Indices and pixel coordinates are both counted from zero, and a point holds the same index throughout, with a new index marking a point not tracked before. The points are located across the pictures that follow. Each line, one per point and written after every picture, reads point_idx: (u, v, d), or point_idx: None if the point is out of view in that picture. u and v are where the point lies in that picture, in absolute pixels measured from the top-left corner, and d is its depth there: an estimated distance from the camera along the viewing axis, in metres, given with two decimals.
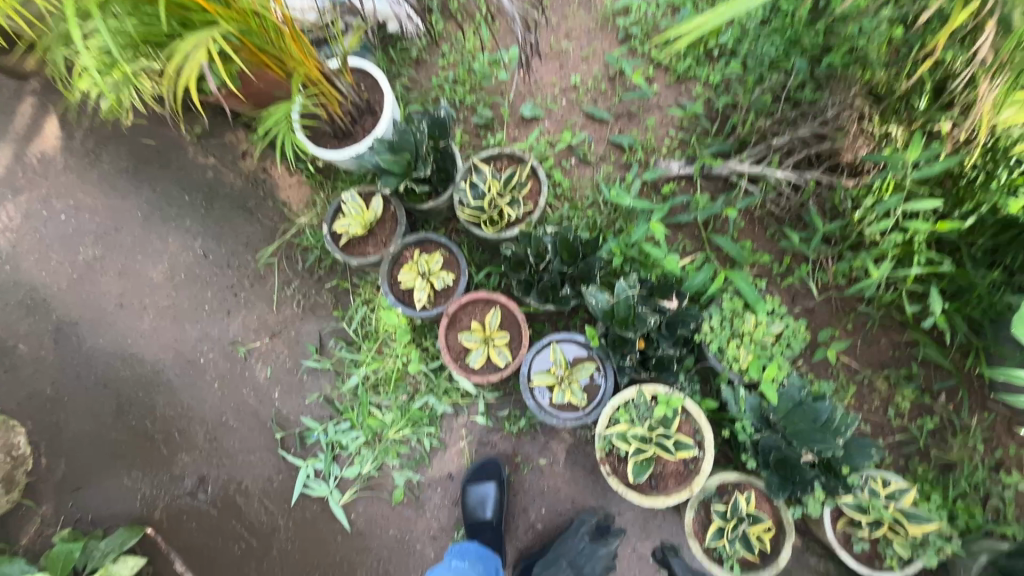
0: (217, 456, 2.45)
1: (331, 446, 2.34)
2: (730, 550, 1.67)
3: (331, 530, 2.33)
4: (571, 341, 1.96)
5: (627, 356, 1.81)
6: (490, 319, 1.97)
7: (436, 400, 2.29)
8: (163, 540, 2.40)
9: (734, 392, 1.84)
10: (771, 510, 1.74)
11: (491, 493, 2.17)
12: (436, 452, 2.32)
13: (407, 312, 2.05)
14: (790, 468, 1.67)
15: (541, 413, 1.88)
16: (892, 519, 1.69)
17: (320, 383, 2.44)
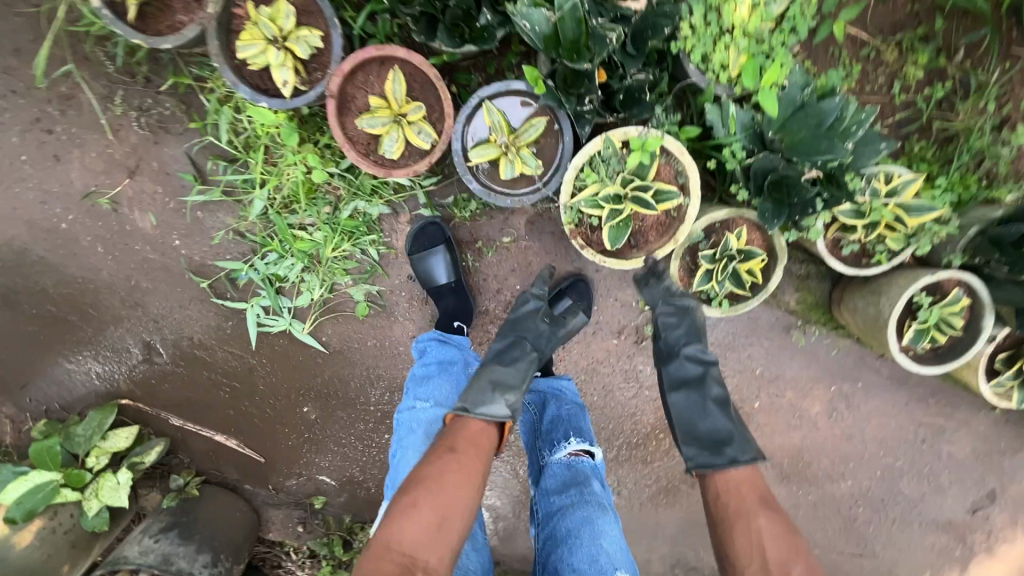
0: (151, 321, 2.17)
1: (269, 282, 2.04)
2: (720, 290, 1.57)
3: (309, 356, 2.23)
4: (506, 94, 1.46)
5: (587, 100, 1.35)
6: (393, 88, 1.41)
7: (367, 203, 1.88)
8: (145, 405, 2.32)
9: (723, 109, 1.46)
10: (763, 240, 1.55)
11: (442, 255, 1.94)
12: (388, 258, 2.04)
13: (271, 105, 1.40)
14: (787, 189, 1.44)
15: (490, 198, 1.48)
16: (892, 218, 1.52)
17: (220, 217, 1.98)
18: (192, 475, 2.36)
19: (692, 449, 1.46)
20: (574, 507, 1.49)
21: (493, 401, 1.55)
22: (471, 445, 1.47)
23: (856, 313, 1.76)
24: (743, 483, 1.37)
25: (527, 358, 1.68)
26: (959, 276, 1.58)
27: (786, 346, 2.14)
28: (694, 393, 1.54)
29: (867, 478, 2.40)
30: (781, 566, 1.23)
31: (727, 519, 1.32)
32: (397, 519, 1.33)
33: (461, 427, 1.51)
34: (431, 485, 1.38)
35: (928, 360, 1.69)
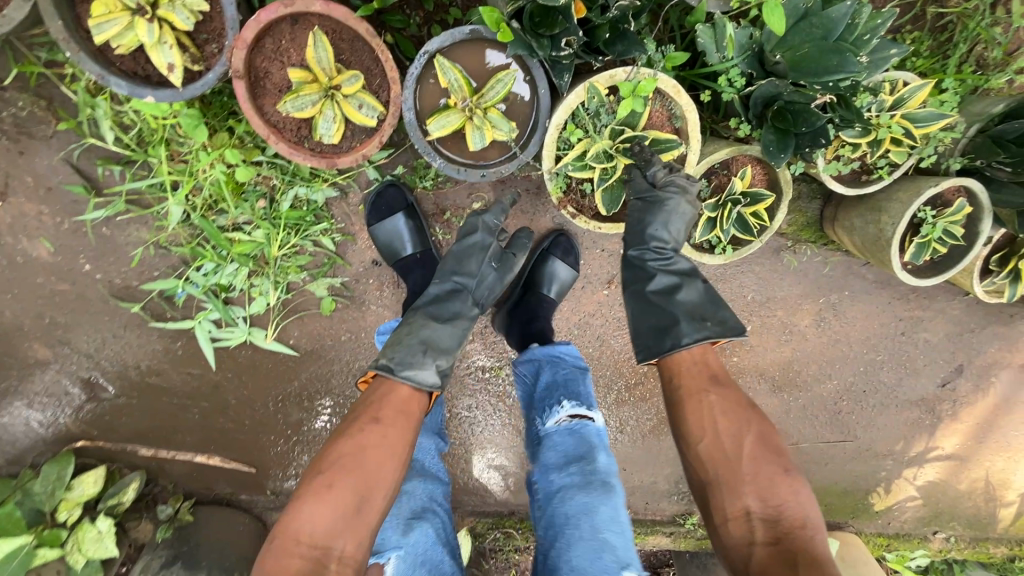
0: (85, 357, 1.89)
1: (213, 294, 1.76)
2: (723, 238, 1.43)
3: (278, 362, 2.00)
4: (460, 43, 1.17)
5: (564, 42, 1.09)
6: (316, 54, 1.09)
7: (309, 188, 1.60)
8: (105, 442, 2.06)
9: (717, 29, 1.24)
10: (765, 173, 1.43)
11: (405, 224, 1.68)
12: (346, 246, 1.78)
13: (159, 100, 1.08)
14: (792, 118, 1.27)
15: (461, 175, 1.25)
16: (901, 132, 1.40)
17: (134, 229, 1.67)
18: (180, 500, 2.10)
19: (636, 341, 1.32)
20: (580, 488, 1.41)
21: (423, 365, 1.35)
22: (398, 415, 1.26)
23: (853, 232, 1.70)
24: (692, 365, 1.24)
25: (464, 312, 1.49)
26: (959, 183, 1.48)
27: (779, 268, 2.10)
28: (642, 285, 1.33)
29: (851, 373, 2.33)
30: (734, 442, 1.14)
31: (679, 402, 1.23)
32: (306, 506, 1.14)
33: (385, 393, 1.29)
34: (348, 461, 1.17)
35: (926, 272, 1.65)
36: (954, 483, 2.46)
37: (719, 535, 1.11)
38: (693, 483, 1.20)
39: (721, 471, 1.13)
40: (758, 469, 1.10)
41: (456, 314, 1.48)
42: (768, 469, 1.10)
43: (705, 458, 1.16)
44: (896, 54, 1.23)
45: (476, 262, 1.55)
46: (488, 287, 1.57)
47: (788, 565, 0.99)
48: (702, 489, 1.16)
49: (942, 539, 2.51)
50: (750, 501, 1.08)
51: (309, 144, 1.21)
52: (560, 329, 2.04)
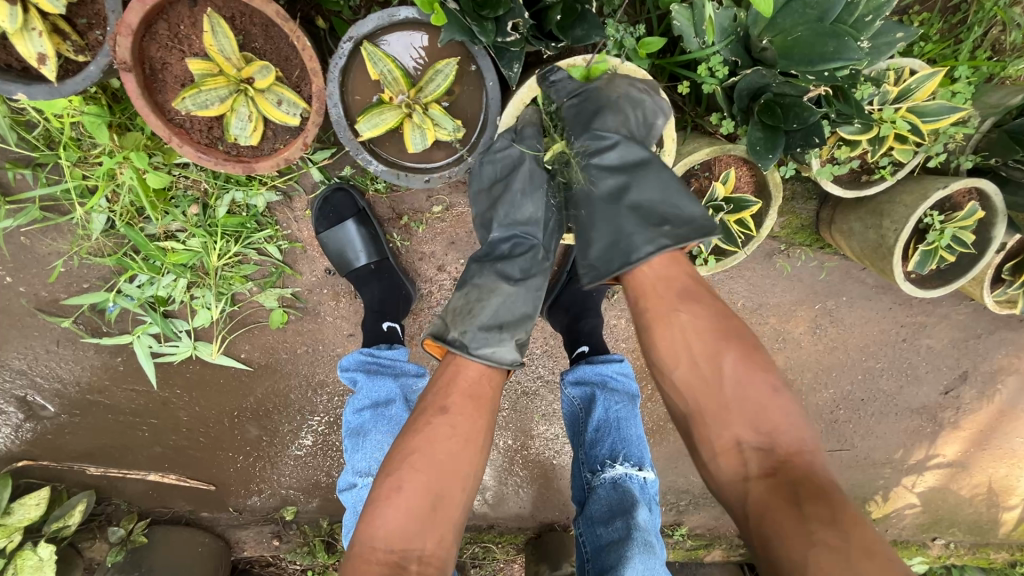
0: (18, 374, 1.75)
1: (150, 307, 1.60)
2: (705, 249, 1.28)
3: (229, 377, 1.83)
4: (394, 28, 1.01)
5: (510, 26, 0.92)
6: (218, 42, 0.93)
7: (246, 193, 1.44)
8: (50, 462, 1.87)
9: (696, 10, 1.08)
10: (753, 176, 1.26)
11: (356, 231, 1.53)
12: (295, 254, 1.62)
13: (33, 97, 0.93)
14: (781, 112, 1.11)
15: (401, 180, 1.10)
16: (907, 129, 1.23)
17: (58, 237, 1.52)
18: (134, 521, 1.89)
19: (586, 262, 1.13)
20: (617, 546, 1.23)
21: (500, 341, 1.09)
22: (470, 399, 1.03)
23: (852, 238, 1.54)
24: (655, 282, 1.03)
25: (535, 264, 1.19)
26: (972, 185, 1.32)
27: (772, 273, 1.93)
28: (585, 194, 1.14)
29: (849, 382, 2.15)
30: (713, 364, 0.95)
31: (646, 325, 1.03)
32: (375, 508, 0.95)
33: (454, 374, 1.06)
34: (419, 457, 0.96)
35: (931, 281, 1.50)
36: (954, 489, 2.31)
37: (709, 470, 0.94)
38: (675, 418, 1.03)
39: (702, 398, 0.95)
40: (743, 392, 0.92)
41: (525, 271, 1.18)
42: (756, 391, 0.92)
43: (683, 387, 0.98)
44: (904, 37, 1.06)
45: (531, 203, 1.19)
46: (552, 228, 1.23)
47: (791, 497, 0.82)
48: (685, 421, 0.99)
49: (941, 545, 2.37)
50: (741, 430, 0.92)
51: (224, 145, 1.06)
52: (535, 338, 1.88)
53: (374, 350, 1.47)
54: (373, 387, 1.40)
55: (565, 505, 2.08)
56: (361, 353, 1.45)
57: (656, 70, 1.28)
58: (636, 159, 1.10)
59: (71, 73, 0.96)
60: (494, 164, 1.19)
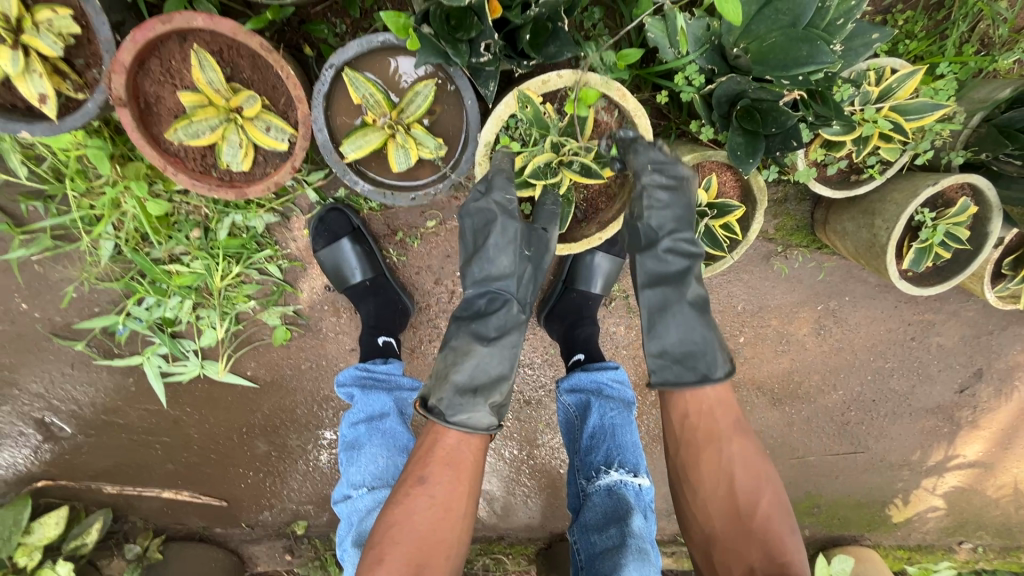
0: (36, 397, 1.81)
1: (158, 328, 1.65)
2: None
3: (235, 395, 1.87)
4: (375, 54, 1.05)
5: (483, 46, 0.96)
6: (205, 75, 0.98)
7: (246, 216, 1.50)
8: (67, 481, 1.93)
9: (668, 22, 1.11)
10: (737, 180, 1.27)
11: (351, 249, 1.58)
12: (295, 272, 1.67)
13: (36, 135, 1.00)
14: (760, 116, 1.13)
15: (388, 199, 1.13)
16: (890, 128, 1.23)
17: (69, 263, 1.59)
18: (150, 538, 1.96)
19: (657, 360, 1.13)
20: (613, 553, 1.23)
21: (473, 407, 1.09)
22: (448, 467, 1.07)
23: (846, 237, 1.53)
24: (714, 404, 1.11)
25: (512, 320, 1.15)
26: (962, 181, 1.31)
27: (770, 275, 1.92)
28: (678, 295, 1.12)
29: (858, 383, 2.10)
30: (749, 495, 1.04)
31: (694, 443, 1.10)
32: (366, 575, 1.02)
33: (434, 442, 1.09)
34: (401, 530, 1.03)
35: (929, 279, 1.48)
36: (980, 490, 2.24)
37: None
38: (692, 542, 1.08)
39: (730, 526, 1.03)
40: (770, 527, 1.01)
41: (500, 327, 1.14)
42: (781, 528, 1.02)
43: (714, 512, 1.05)
44: (880, 37, 1.06)
45: (507, 254, 1.14)
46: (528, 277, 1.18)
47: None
48: (705, 544, 1.05)
49: (970, 549, 2.30)
50: (754, 557, 0.98)
51: (217, 172, 1.11)
52: (535, 347, 1.87)
53: (369, 365, 1.52)
54: (369, 401, 1.46)
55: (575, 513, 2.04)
56: (356, 368, 1.50)
57: (638, 81, 1.31)
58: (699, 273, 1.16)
59: (72, 109, 1.03)
60: (472, 217, 1.15)
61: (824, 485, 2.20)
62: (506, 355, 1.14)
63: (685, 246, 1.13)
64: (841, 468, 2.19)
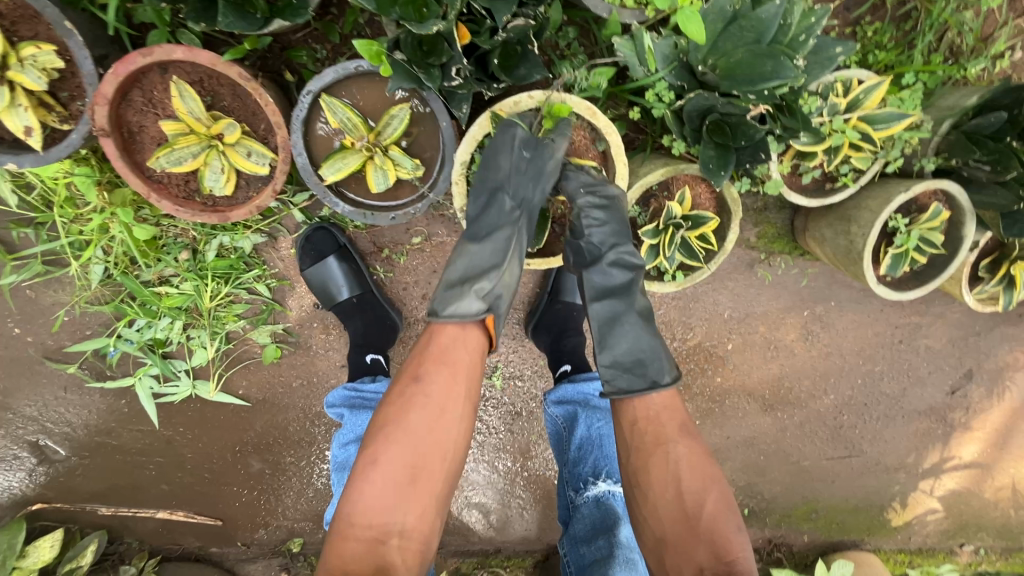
0: (30, 420, 1.83)
1: (149, 350, 1.67)
2: (670, 266, 1.30)
3: (228, 414, 1.88)
4: (349, 80, 1.09)
5: (455, 71, 0.99)
6: (186, 103, 1.01)
7: (234, 237, 1.52)
8: (62, 504, 1.94)
9: (637, 42, 1.14)
10: (712, 192, 1.29)
11: (337, 267, 1.60)
12: (284, 291, 1.69)
13: (22, 165, 1.02)
14: (731, 131, 1.16)
15: (368, 219, 1.16)
16: (859, 138, 1.26)
17: (61, 288, 1.61)
18: (145, 559, 1.95)
19: (610, 370, 1.16)
20: (601, 565, 1.25)
21: (462, 296, 1.09)
22: (445, 367, 1.06)
23: (824, 244, 1.55)
24: (657, 410, 1.11)
25: (509, 223, 1.11)
26: (934, 186, 1.33)
27: (755, 282, 1.94)
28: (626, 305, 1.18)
29: (849, 387, 2.11)
30: (695, 496, 1.02)
31: (642, 447, 1.08)
32: (361, 477, 1.02)
33: (431, 339, 1.09)
34: (399, 430, 1.02)
35: (908, 283, 1.50)
36: (977, 492, 2.24)
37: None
38: (642, 544, 1.07)
39: (677, 527, 1.01)
40: (716, 527, 1.00)
41: (493, 226, 1.11)
42: (727, 525, 1.01)
43: (661, 514, 1.03)
44: (842, 52, 1.09)
45: (510, 160, 1.06)
46: (532, 183, 1.09)
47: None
48: (654, 546, 1.03)
49: (971, 551, 2.29)
50: (702, 556, 0.98)
51: (200, 197, 1.13)
52: (524, 359, 1.88)
53: (358, 386, 1.54)
54: (357, 422, 1.46)
55: None
56: (345, 389, 1.53)
57: (613, 98, 1.34)
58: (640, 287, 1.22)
59: (57, 140, 1.06)
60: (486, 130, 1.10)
61: (819, 490, 2.20)
62: (499, 252, 1.11)
63: (629, 258, 1.19)
64: (837, 472, 2.19)
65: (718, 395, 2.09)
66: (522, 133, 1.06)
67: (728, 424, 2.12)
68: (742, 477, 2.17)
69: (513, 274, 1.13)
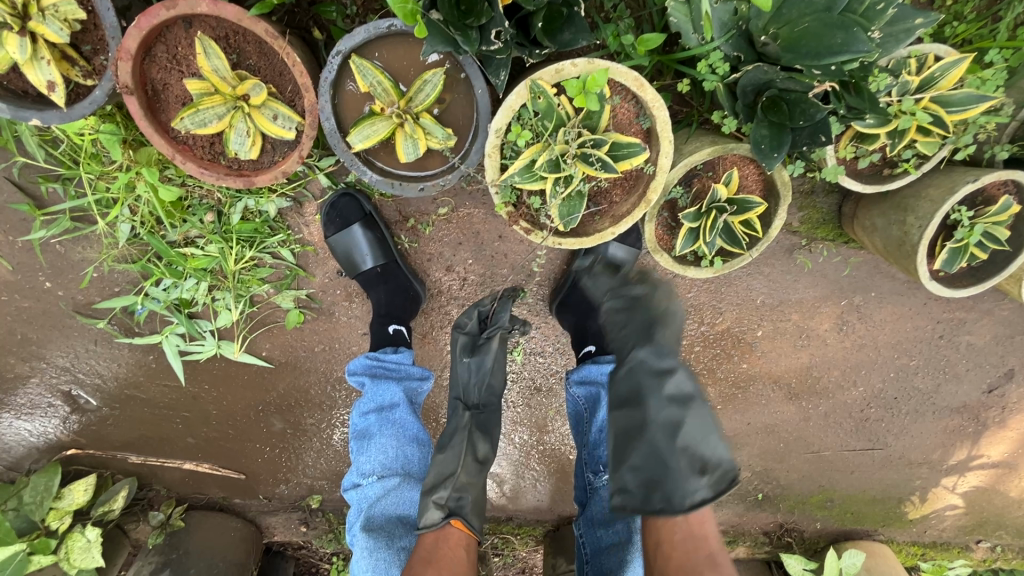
0: (62, 370, 1.88)
1: (175, 309, 1.69)
2: (709, 251, 1.24)
3: (251, 375, 1.90)
4: (381, 41, 1.02)
5: (494, 34, 0.91)
6: (211, 63, 0.96)
7: (260, 200, 1.50)
8: (95, 451, 2.02)
9: (693, 6, 1.03)
10: (761, 174, 1.21)
11: (362, 234, 1.57)
12: (307, 257, 1.67)
13: (46, 122, 0.99)
14: (788, 109, 1.06)
15: (396, 190, 1.11)
16: (930, 121, 1.15)
17: (90, 243, 1.62)
18: (172, 506, 2.02)
19: (627, 483, 1.23)
20: (618, 549, 1.25)
21: (427, 500, 1.26)
22: (433, 564, 1.17)
23: (874, 233, 1.45)
24: (684, 537, 1.16)
25: (462, 427, 1.35)
26: (1006, 177, 1.23)
27: (793, 269, 1.85)
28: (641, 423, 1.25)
29: (880, 379, 2.03)
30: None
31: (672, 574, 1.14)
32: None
33: (417, 546, 1.22)
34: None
35: (963, 280, 1.41)
36: (1001, 491, 2.18)
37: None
38: None
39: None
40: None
41: (451, 434, 1.36)
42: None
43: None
44: (924, 24, 0.98)
45: (464, 369, 1.41)
46: (479, 380, 1.40)
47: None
48: None
49: (987, 548, 2.25)
50: None
51: (225, 160, 1.10)
52: (546, 336, 1.84)
53: (379, 355, 1.51)
54: (378, 391, 1.46)
55: None
56: (367, 358, 1.50)
57: (659, 67, 1.24)
58: (684, 395, 1.26)
59: (81, 96, 1.03)
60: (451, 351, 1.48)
61: (838, 479, 2.16)
62: (455, 454, 1.31)
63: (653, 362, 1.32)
64: (857, 464, 2.15)
65: (742, 381, 2.04)
66: (464, 342, 1.43)
67: (750, 410, 2.07)
68: (758, 463, 2.14)
69: (473, 471, 1.31)
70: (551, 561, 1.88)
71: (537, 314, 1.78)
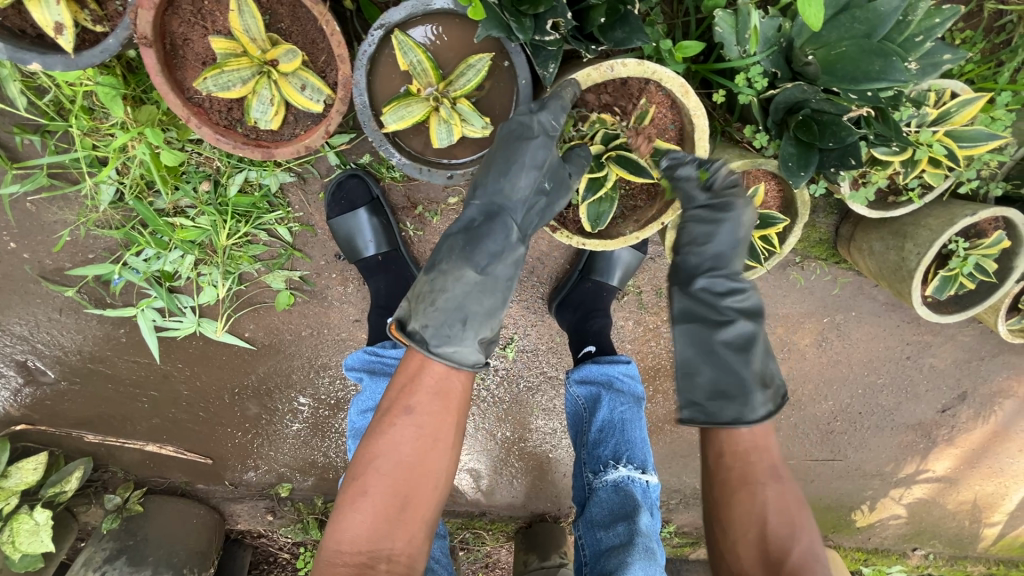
0: (19, 339, 1.73)
1: (155, 282, 1.57)
2: None
3: (229, 356, 1.81)
4: (427, 18, 0.98)
5: (550, 25, 0.89)
6: (244, 22, 0.91)
7: (262, 173, 1.43)
8: (47, 427, 1.85)
9: (740, 18, 1.06)
10: (780, 192, 1.26)
11: (369, 220, 1.52)
12: (304, 237, 1.59)
13: (49, 67, 0.94)
14: (818, 129, 1.08)
15: (423, 175, 1.07)
16: (944, 154, 1.19)
17: (67, 203, 1.50)
18: (129, 489, 1.87)
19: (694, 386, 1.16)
20: (619, 551, 1.22)
21: (463, 341, 1.03)
22: (435, 398, 1.02)
23: (870, 256, 1.50)
24: (749, 446, 1.05)
25: (516, 268, 1.08)
26: (1000, 214, 1.29)
27: (784, 285, 1.91)
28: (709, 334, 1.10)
29: (849, 395, 2.11)
30: (781, 539, 0.98)
31: (724, 480, 1.04)
32: (348, 507, 1.01)
33: (418, 371, 1.03)
34: (401, 431, 1.00)
35: (948, 307, 1.48)
36: (940, 503, 2.30)
37: None
38: None
39: (759, 568, 0.98)
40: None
41: (496, 255, 1.04)
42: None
43: (739, 546, 1.01)
44: (951, 60, 1.02)
45: (527, 197, 1.04)
46: (540, 215, 1.08)
47: None
48: None
49: (921, 556, 2.38)
50: None
51: (242, 128, 1.04)
52: (541, 334, 1.80)
53: (378, 350, 1.49)
54: (377, 388, 1.42)
55: (558, 497, 2.02)
56: (366, 352, 1.48)
57: (690, 75, 1.25)
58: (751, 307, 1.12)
59: (88, 43, 0.99)
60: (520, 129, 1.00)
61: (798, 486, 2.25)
62: (499, 291, 1.06)
63: (723, 285, 1.10)
64: (818, 472, 2.24)
65: None
66: (548, 155, 1.02)
67: None
68: None
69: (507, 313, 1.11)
70: (523, 557, 1.87)
71: (535, 311, 1.77)
